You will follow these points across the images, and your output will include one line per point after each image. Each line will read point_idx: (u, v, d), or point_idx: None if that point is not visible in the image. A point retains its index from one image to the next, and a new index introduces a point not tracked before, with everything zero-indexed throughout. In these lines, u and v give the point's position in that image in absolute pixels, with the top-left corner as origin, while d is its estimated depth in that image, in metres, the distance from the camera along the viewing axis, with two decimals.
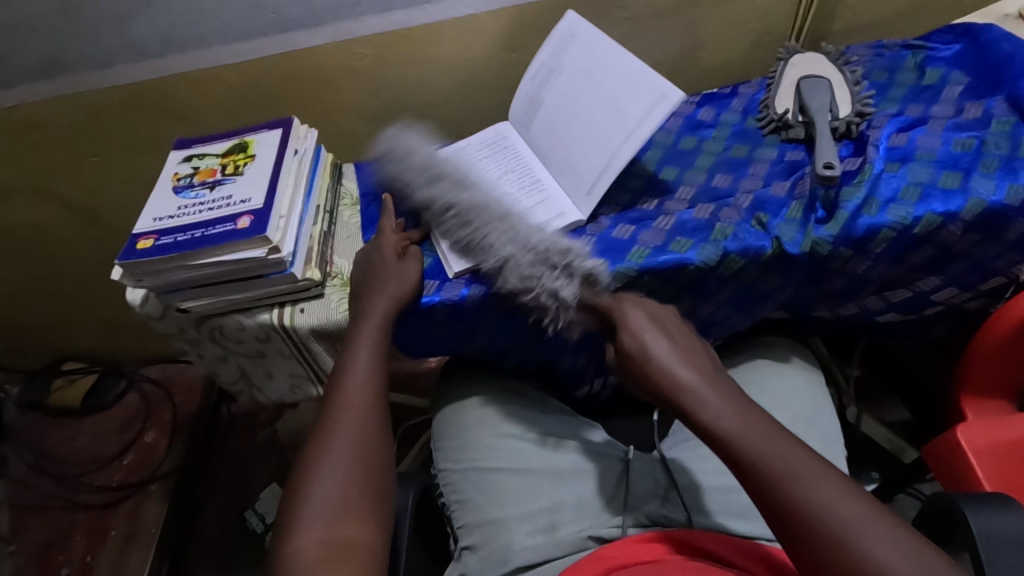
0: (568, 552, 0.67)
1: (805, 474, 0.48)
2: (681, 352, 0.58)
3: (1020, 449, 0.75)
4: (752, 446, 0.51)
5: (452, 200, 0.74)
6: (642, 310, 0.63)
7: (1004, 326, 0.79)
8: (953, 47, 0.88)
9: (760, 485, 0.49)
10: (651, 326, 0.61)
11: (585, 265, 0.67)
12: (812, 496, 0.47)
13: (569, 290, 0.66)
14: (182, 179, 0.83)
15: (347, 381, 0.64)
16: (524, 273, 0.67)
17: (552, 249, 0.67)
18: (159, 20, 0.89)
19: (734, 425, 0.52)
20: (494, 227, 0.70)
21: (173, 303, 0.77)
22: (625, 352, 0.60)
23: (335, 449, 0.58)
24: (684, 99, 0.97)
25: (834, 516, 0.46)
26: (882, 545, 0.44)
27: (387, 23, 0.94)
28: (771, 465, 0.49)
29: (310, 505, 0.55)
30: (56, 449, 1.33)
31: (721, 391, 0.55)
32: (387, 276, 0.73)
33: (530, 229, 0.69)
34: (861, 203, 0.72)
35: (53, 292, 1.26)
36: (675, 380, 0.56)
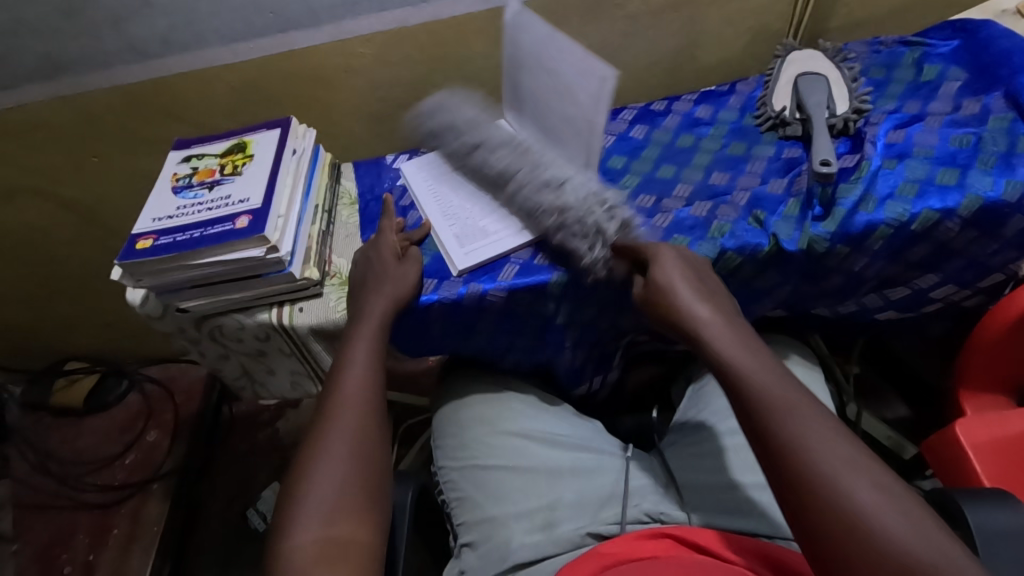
0: (567, 549, 0.67)
1: (808, 413, 0.49)
2: (704, 292, 0.61)
3: (1018, 445, 0.75)
4: (762, 378, 0.52)
5: None
6: (674, 252, 0.64)
7: (1002, 322, 0.79)
8: (950, 43, 0.87)
9: (757, 416, 0.50)
10: (679, 266, 0.62)
11: (624, 214, 0.70)
12: (808, 434, 0.47)
13: (610, 231, 0.68)
14: (181, 179, 0.83)
15: (345, 380, 0.64)
16: (566, 216, 0.70)
17: (605, 195, 0.71)
18: (158, 21, 0.90)
19: (750, 358, 0.54)
20: (551, 168, 0.75)
21: (172, 303, 0.78)
22: (649, 286, 0.62)
23: (332, 449, 0.59)
24: (681, 97, 0.97)
25: (827, 455, 0.46)
26: (870, 488, 0.45)
27: (385, 23, 0.94)
28: (777, 398, 0.50)
29: (307, 503, 0.55)
30: (59, 448, 1.33)
31: (737, 332, 0.56)
32: (387, 274, 0.74)
33: (577, 178, 0.73)
34: (858, 200, 0.72)
35: (54, 293, 1.26)
36: (694, 311, 0.58)
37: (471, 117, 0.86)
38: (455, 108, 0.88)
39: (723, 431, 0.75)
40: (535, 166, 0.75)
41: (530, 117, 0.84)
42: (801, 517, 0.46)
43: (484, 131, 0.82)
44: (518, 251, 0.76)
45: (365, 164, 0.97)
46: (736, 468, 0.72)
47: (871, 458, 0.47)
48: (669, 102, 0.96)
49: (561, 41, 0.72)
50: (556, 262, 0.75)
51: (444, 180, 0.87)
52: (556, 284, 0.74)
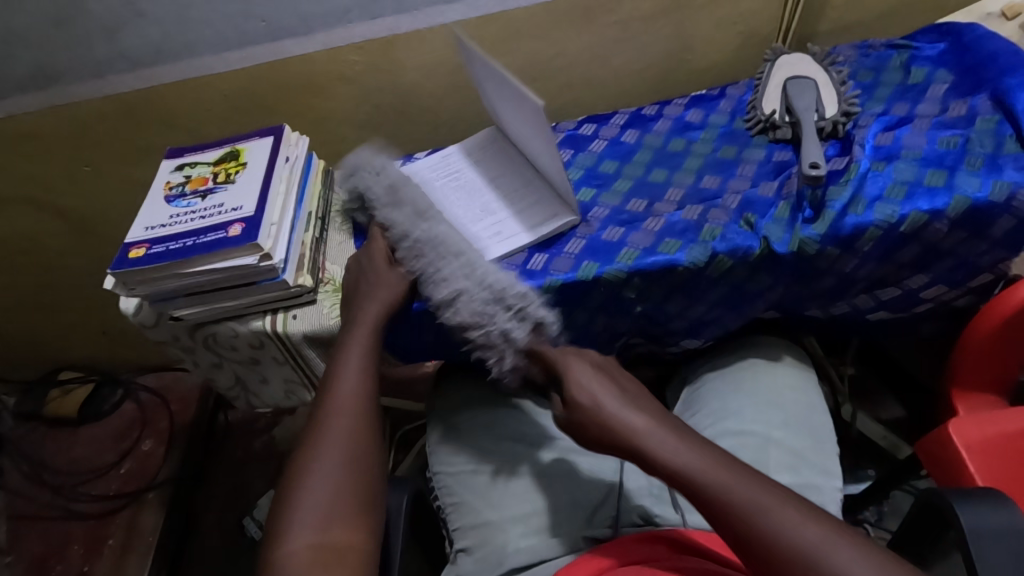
0: (564, 552, 0.67)
1: (750, 499, 0.53)
2: (626, 400, 0.65)
3: (1007, 444, 0.76)
4: (715, 473, 0.55)
5: (405, 232, 0.75)
6: (585, 363, 0.68)
7: (991, 321, 0.79)
8: (937, 46, 0.88)
9: (724, 514, 0.53)
10: (603, 379, 0.66)
11: (536, 314, 0.70)
12: (777, 518, 0.51)
13: (519, 334, 0.69)
14: (174, 188, 0.83)
15: (338, 385, 0.65)
16: (471, 313, 0.68)
17: (507, 291, 0.68)
18: (150, 30, 0.90)
19: (696, 454, 0.58)
20: (445, 267, 0.71)
21: (165, 311, 0.77)
22: (574, 403, 0.65)
23: (326, 458, 0.59)
24: (673, 101, 0.97)
25: (790, 531, 0.50)
26: (842, 554, 0.48)
27: (376, 30, 0.95)
28: (736, 493, 0.53)
29: (301, 509, 0.55)
30: (53, 458, 1.33)
31: (670, 433, 0.60)
32: (381, 276, 0.73)
33: (486, 269, 0.70)
34: (848, 202, 0.73)
35: (48, 302, 1.26)
36: (627, 420, 0.62)
37: (392, 178, 0.80)
38: (374, 164, 0.81)
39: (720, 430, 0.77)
40: (437, 253, 0.72)
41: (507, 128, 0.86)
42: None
43: (407, 185, 0.79)
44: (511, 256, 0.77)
45: None
46: None
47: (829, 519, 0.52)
48: (660, 107, 0.96)
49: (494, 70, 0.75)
50: (584, 256, 0.76)
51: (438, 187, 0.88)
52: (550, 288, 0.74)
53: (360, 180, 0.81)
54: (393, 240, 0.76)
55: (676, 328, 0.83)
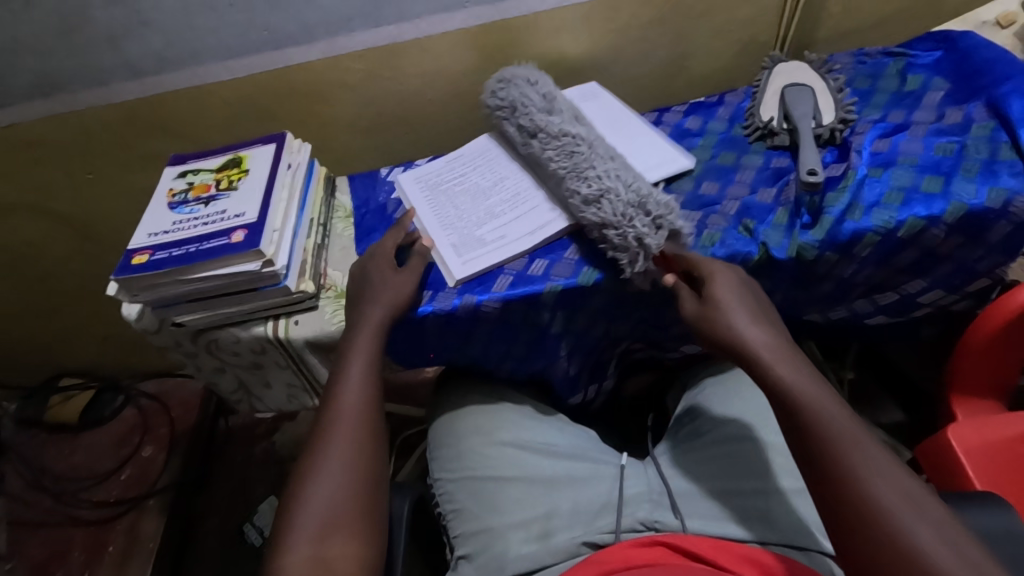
0: (562, 559, 0.67)
1: (855, 441, 0.51)
2: (758, 316, 0.63)
3: (1006, 449, 0.77)
4: (827, 412, 0.54)
5: (563, 133, 0.80)
6: (729, 274, 0.66)
7: (989, 326, 0.80)
8: (933, 53, 0.89)
9: (820, 449, 0.52)
10: (741, 297, 0.64)
11: (675, 225, 0.70)
12: (866, 463, 0.50)
13: (654, 241, 0.69)
14: (177, 195, 0.84)
15: (341, 391, 0.65)
16: (611, 214, 0.71)
17: (649, 200, 0.70)
18: (154, 39, 0.91)
19: (808, 387, 0.56)
20: (598, 166, 0.75)
21: (168, 317, 0.78)
22: (707, 304, 0.64)
23: (330, 466, 0.59)
24: (671, 108, 0.98)
25: (881, 489, 0.49)
26: (927, 526, 0.47)
27: (377, 38, 0.96)
28: (840, 434, 0.52)
29: (302, 518, 0.55)
30: (54, 465, 1.33)
31: (791, 360, 0.59)
32: (383, 284, 0.74)
33: (621, 186, 0.72)
34: (845, 208, 0.74)
35: (50, 308, 1.26)
36: (750, 335, 0.60)
37: (543, 93, 0.86)
38: (525, 79, 0.88)
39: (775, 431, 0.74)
40: (592, 154, 0.77)
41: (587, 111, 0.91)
42: (857, 557, 0.48)
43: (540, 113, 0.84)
44: (512, 262, 0.78)
45: (360, 178, 0.99)
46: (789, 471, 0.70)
47: (925, 496, 0.49)
48: (659, 114, 0.97)
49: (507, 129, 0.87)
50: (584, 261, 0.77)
51: (441, 191, 0.90)
52: (550, 294, 0.75)
53: (513, 92, 0.86)
54: (549, 141, 0.81)
55: (676, 331, 0.85)
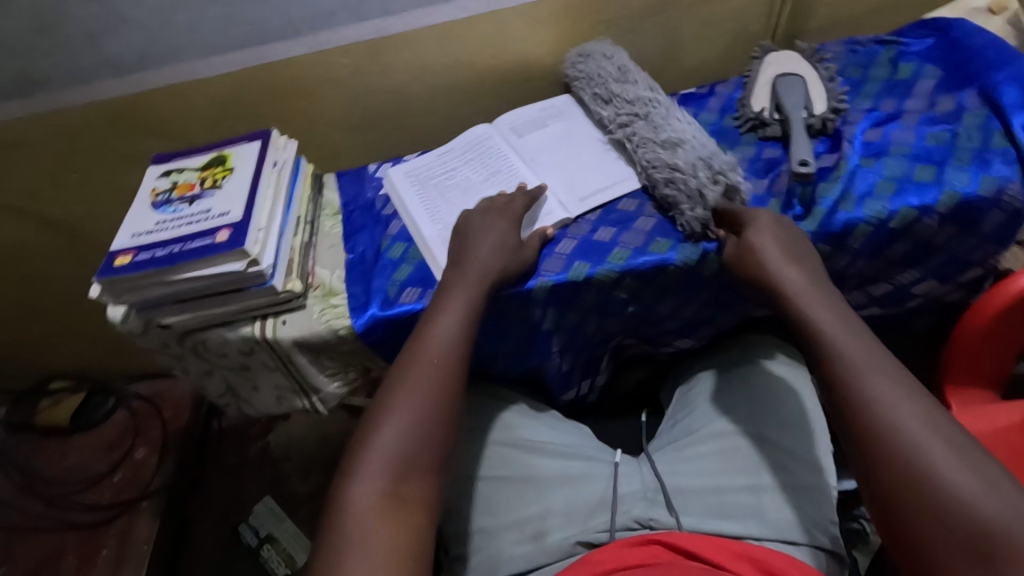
0: (557, 559, 0.67)
1: (865, 367, 0.53)
2: (791, 256, 0.65)
3: (1000, 440, 0.76)
4: (846, 341, 0.56)
5: (632, 108, 0.86)
6: (772, 218, 0.69)
7: (981, 317, 0.80)
8: (925, 41, 0.88)
9: (839, 375, 0.54)
10: (774, 234, 0.67)
11: (733, 181, 0.75)
12: (874, 388, 0.52)
13: (714, 193, 0.74)
14: (160, 194, 0.82)
15: (430, 339, 0.65)
16: (681, 163, 0.76)
17: (717, 158, 0.76)
18: (134, 36, 0.89)
19: (829, 321, 0.58)
20: (674, 129, 0.81)
21: (153, 319, 0.76)
22: (743, 246, 0.68)
23: (399, 409, 0.59)
24: (662, 100, 0.97)
25: (898, 410, 0.50)
26: (943, 445, 0.48)
27: (363, 33, 0.94)
28: (853, 360, 0.54)
29: (373, 450, 0.56)
30: (45, 469, 1.31)
31: (828, 297, 0.61)
32: (483, 245, 0.73)
33: (695, 143, 0.79)
34: (838, 199, 0.73)
35: (38, 311, 1.25)
36: (782, 272, 0.64)
37: (616, 68, 0.91)
38: (607, 57, 0.94)
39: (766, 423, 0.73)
40: (653, 121, 0.83)
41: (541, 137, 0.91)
42: (873, 481, 0.49)
43: (615, 82, 0.90)
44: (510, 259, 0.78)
45: (348, 175, 0.98)
46: (780, 467, 0.70)
47: (946, 418, 0.50)
48: None
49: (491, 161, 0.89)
50: (572, 257, 0.76)
51: (431, 186, 0.89)
52: (541, 290, 0.75)
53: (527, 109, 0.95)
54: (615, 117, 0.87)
55: (668, 326, 0.85)
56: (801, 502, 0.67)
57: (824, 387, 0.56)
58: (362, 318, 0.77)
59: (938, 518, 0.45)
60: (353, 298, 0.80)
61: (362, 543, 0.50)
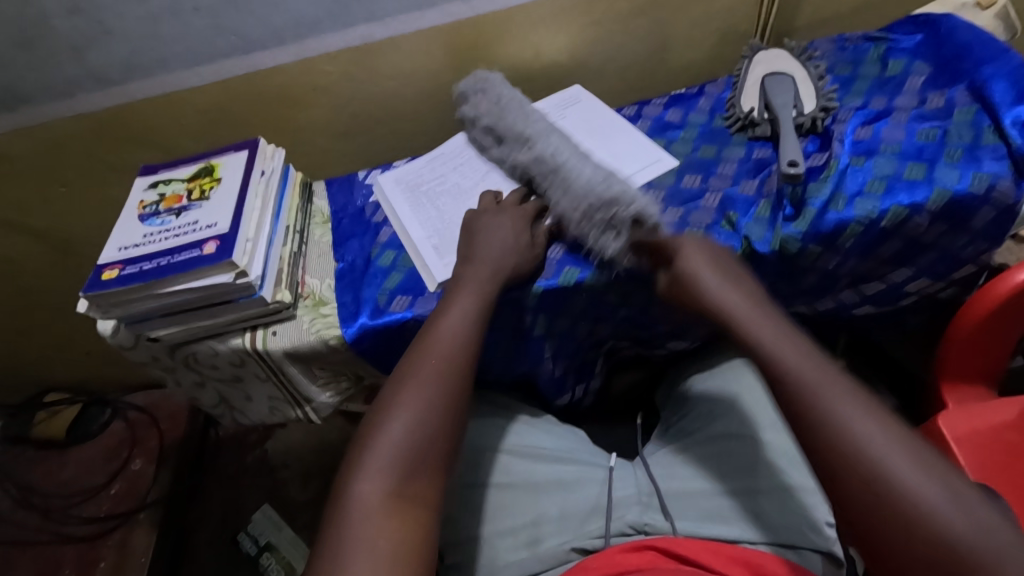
0: (552, 566, 0.67)
1: (826, 395, 0.51)
2: (728, 279, 0.63)
3: (996, 438, 0.76)
4: (800, 368, 0.53)
5: (512, 160, 0.82)
6: (698, 245, 0.66)
7: (976, 314, 0.79)
8: (914, 37, 0.88)
9: (800, 409, 0.52)
10: (706, 256, 0.65)
11: (626, 216, 0.69)
12: (839, 417, 0.49)
13: (615, 245, 0.70)
14: (148, 207, 0.82)
15: (439, 334, 0.64)
16: (573, 224, 0.74)
17: (597, 204, 0.71)
18: (119, 47, 0.88)
19: (783, 348, 0.55)
20: (552, 185, 0.76)
21: (143, 332, 0.76)
22: (676, 279, 0.65)
23: (408, 403, 0.57)
24: (652, 101, 0.97)
25: (870, 437, 0.48)
26: (920, 474, 0.46)
27: (349, 39, 0.94)
28: (811, 389, 0.52)
29: (381, 445, 0.54)
30: (42, 482, 1.31)
31: (771, 321, 0.58)
32: (495, 243, 0.72)
33: (573, 189, 0.73)
34: (828, 199, 0.73)
35: (31, 324, 1.24)
36: (724, 300, 0.61)
37: (492, 104, 0.87)
38: (488, 99, 0.88)
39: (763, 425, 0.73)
40: (541, 173, 0.78)
41: None
42: (852, 516, 0.48)
43: (489, 140, 0.86)
44: None
45: (337, 183, 0.97)
46: (777, 469, 0.69)
47: (914, 438, 0.48)
48: (639, 107, 0.96)
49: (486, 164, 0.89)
50: (565, 261, 0.76)
51: (421, 192, 0.89)
52: (533, 295, 0.75)
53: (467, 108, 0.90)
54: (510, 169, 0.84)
55: (661, 329, 0.85)
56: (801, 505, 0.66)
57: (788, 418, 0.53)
58: (352, 327, 0.77)
59: (926, 548, 0.44)
60: (344, 307, 0.79)
61: (365, 540, 0.49)
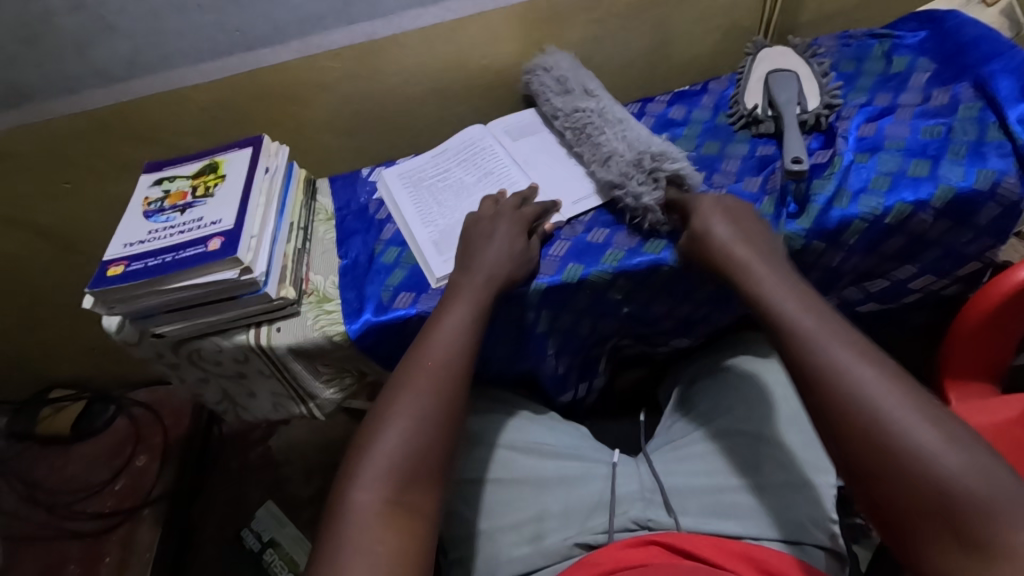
0: (557, 561, 0.67)
1: (822, 338, 0.52)
2: (743, 239, 0.65)
3: (1001, 434, 0.76)
4: (800, 317, 0.54)
5: (572, 109, 0.86)
6: (713, 200, 0.69)
7: (980, 311, 0.79)
8: (918, 34, 0.88)
9: (796, 355, 0.52)
10: (724, 220, 0.67)
11: (667, 171, 0.74)
12: (835, 358, 0.50)
13: (651, 194, 0.74)
14: (152, 203, 0.82)
15: (432, 343, 0.64)
16: (615, 171, 0.77)
17: (647, 155, 0.75)
18: (124, 45, 0.89)
19: (784, 298, 0.57)
20: (606, 133, 0.81)
21: (147, 329, 0.76)
22: (696, 236, 0.67)
23: (404, 409, 0.57)
24: (655, 98, 0.97)
25: (865, 378, 0.48)
26: (919, 419, 0.45)
27: (352, 37, 0.94)
28: (809, 335, 0.52)
29: (378, 454, 0.54)
30: (47, 478, 1.32)
31: (778, 274, 0.60)
32: (492, 251, 0.71)
33: (620, 148, 0.78)
34: (832, 195, 0.73)
35: (35, 320, 1.25)
36: (738, 254, 0.63)
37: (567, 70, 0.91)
38: (560, 65, 0.92)
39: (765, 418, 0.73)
40: (602, 121, 0.83)
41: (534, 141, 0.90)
42: (848, 460, 0.47)
43: (557, 95, 0.90)
44: None
45: (341, 179, 0.98)
46: (780, 464, 0.69)
47: (912, 383, 0.48)
48: (642, 104, 0.96)
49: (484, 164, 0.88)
50: (567, 258, 0.76)
51: (423, 189, 0.89)
52: (535, 292, 0.75)
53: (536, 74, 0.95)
54: (559, 124, 0.88)
55: (664, 326, 0.85)
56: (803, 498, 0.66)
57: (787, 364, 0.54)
58: (356, 324, 0.77)
59: (919, 491, 0.43)
60: (348, 303, 0.80)
61: (362, 548, 0.48)
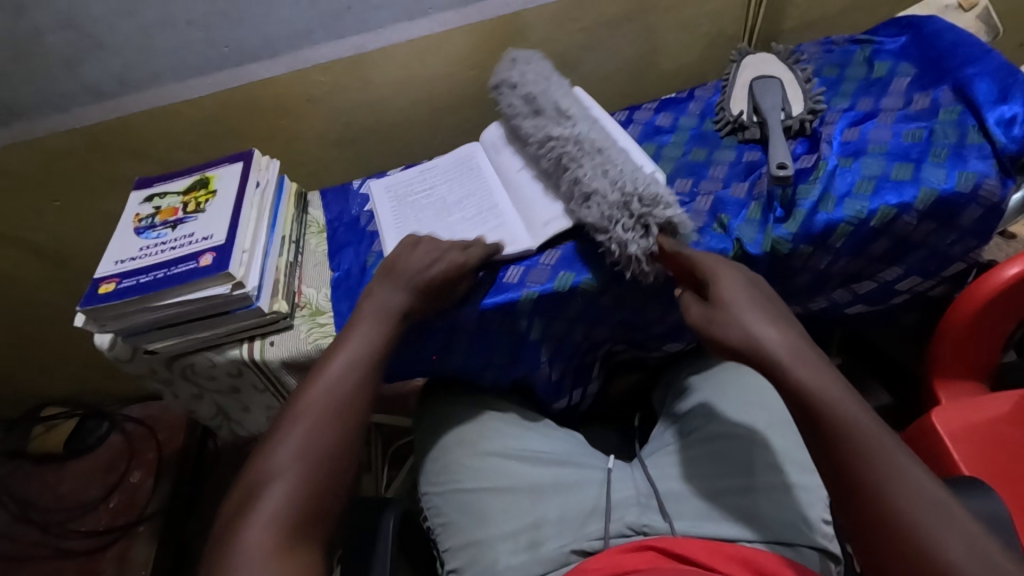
0: (552, 568, 0.67)
1: (887, 454, 0.50)
2: (768, 312, 0.61)
3: (993, 432, 0.77)
4: (856, 415, 0.52)
5: (545, 136, 0.81)
6: (734, 274, 0.64)
7: (967, 310, 0.80)
8: (898, 39, 0.89)
9: (851, 460, 0.51)
10: (741, 284, 0.63)
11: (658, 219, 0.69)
12: (896, 474, 0.49)
13: (639, 242, 0.69)
14: (144, 219, 0.82)
15: (314, 388, 0.61)
16: (600, 215, 0.72)
17: (634, 199, 0.70)
18: (113, 61, 0.89)
19: (829, 392, 0.54)
20: (584, 165, 0.76)
21: (140, 345, 0.76)
22: (712, 304, 0.62)
23: (291, 448, 0.56)
24: (642, 106, 0.98)
25: (915, 508, 0.48)
26: (964, 551, 0.45)
27: (340, 50, 0.95)
28: (871, 450, 0.50)
29: (265, 501, 0.52)
30: (38, 496, 1.29)
31: (813, 356, 0.57)
32: (389, 284, 0.70)
33: (605, 185, 0.72)
34: (817, 200, 0.73)
35: (28, 337, 1.24)
36: (764, 336, 0.58)
37: (533, 86, 0.87)
38: (532, 78, 0.88)
39: (752, 420, 0.74)
40: (579, 151, 0.78)
41: (512, 158, 0.90)
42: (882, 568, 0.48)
43: (528, 121, 0.85)
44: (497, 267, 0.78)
45: (332, 191, 0.98)
46: (773, 466, 0.70)
47: (952, 512, 0.47)
48: (630, 112, 0.97)
49: (466, 187, 0.89)
50: (558, 267, 0.76)
51: (410, 201, 0.89)
52: (526, 301, 0.75)
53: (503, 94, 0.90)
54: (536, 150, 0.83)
55: (656, 331, 0.85)
56: (795, 498, 0.67)
57: (830, 465, 0.52)
58: None
59: None
60: (340, 316, 0.80)
61: None
